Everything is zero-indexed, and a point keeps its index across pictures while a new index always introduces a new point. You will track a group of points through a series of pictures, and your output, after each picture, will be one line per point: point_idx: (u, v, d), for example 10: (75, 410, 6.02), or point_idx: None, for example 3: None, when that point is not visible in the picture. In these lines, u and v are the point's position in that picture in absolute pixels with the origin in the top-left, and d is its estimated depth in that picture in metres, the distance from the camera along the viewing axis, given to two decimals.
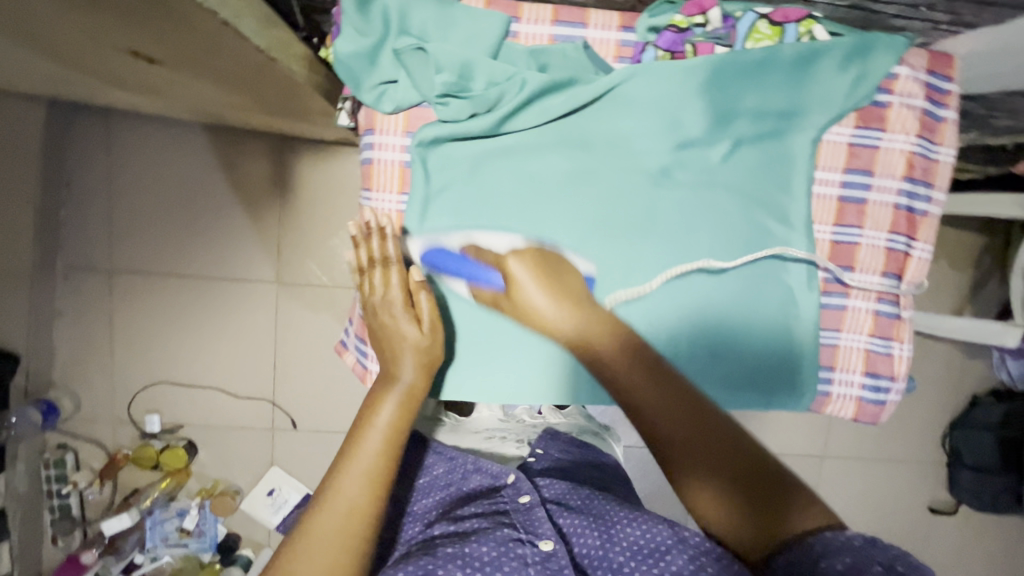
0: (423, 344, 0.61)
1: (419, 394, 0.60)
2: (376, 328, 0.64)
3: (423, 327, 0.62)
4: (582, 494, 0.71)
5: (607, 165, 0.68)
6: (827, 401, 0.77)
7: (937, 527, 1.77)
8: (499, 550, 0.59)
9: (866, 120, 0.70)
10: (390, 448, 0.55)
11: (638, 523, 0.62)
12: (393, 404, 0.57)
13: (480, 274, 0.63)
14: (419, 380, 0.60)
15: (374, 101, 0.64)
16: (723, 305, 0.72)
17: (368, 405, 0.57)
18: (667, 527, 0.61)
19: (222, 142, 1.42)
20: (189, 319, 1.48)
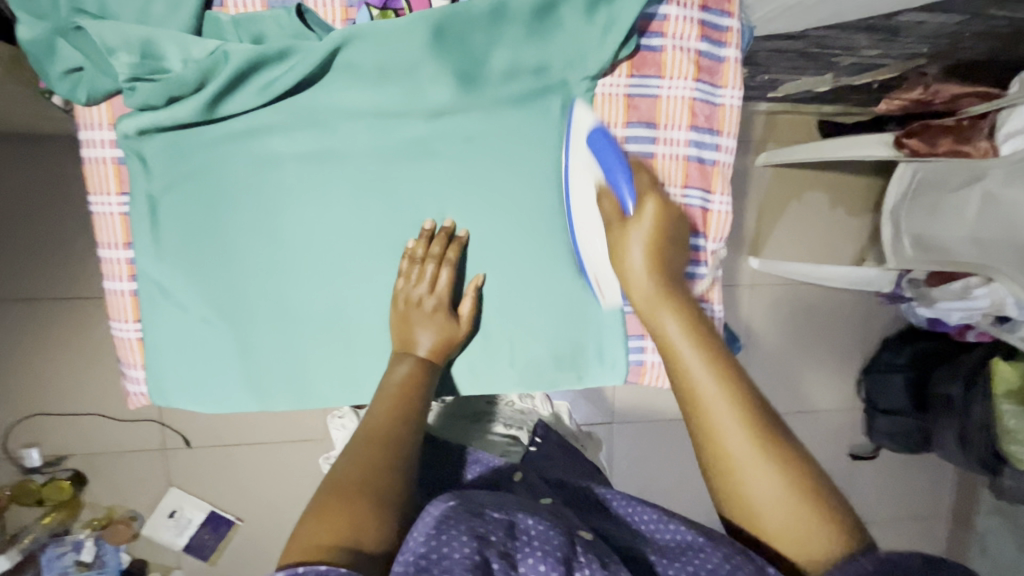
0: (452, 330, 0.66)
1: (436, 360, 0.65)
2: (398, 316, 0.65)
3: (439, 320, 0.65)
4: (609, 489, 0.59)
5: (354, 144, 0.62)
6: (643, 370, 0.74)
7: (856, 470, 1.81)
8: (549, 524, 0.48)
9: (639, 68, 0.65)
10: (408, 395, 0.60)
11: (664, 520, 0.52)
12: (410, 361, 0.63)
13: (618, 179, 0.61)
14: (435, 351, 0.65)
15: (68, 91, 0.56)
16: (508, 284, 0.69)
17: (388, 368, 0.64)
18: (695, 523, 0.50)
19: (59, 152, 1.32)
20: (56, 345, 1.39)
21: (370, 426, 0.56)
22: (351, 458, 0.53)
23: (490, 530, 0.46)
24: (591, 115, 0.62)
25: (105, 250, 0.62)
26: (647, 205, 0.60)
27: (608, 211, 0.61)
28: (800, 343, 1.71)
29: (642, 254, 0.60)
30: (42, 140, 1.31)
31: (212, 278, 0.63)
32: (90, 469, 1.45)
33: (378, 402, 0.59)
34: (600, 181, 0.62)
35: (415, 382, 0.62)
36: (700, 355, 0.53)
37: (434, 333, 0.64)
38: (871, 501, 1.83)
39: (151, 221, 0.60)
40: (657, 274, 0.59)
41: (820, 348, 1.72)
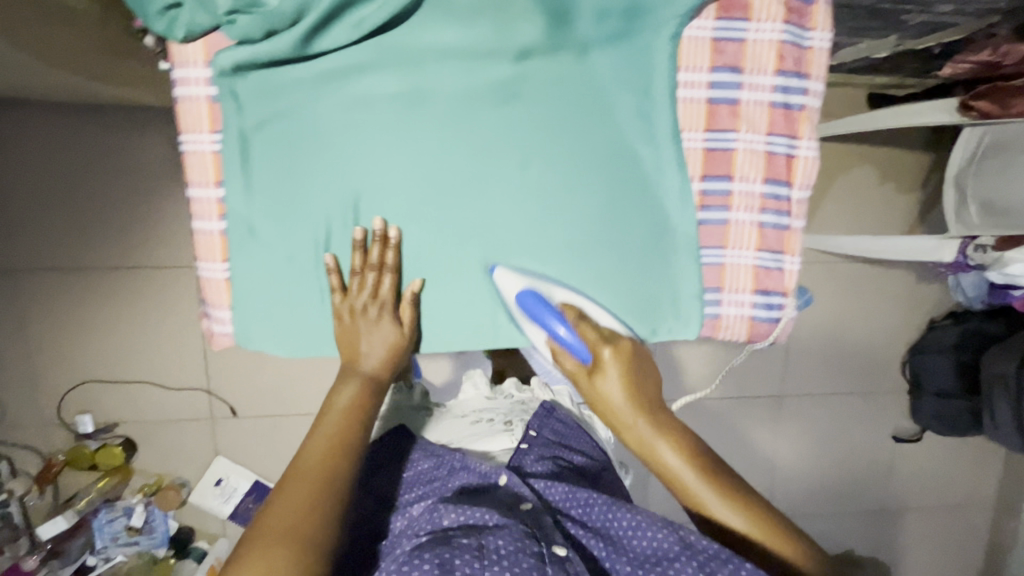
0: (399, 342, 0.68)
1: (377, 378, 0.70)
2: (337, 333, 0.67)
3: (385, 332, 0.67)
4: (581, 501, 0.72)
5: (442, 84, 0.62)
6: (719, 324, 0.73)
7: (900, 454, 1.77)
8: (517, 545, 0.60)
9: (727, 11, 0.64)
10: (351, 421, 0.67)
11: (642, 526, 0.65)
12: (353, 389, 0.69)
13: (552, 326, 0.65)
14: (379, 369, 0.69)
15: (166, 29, 0.57)
16: (587, 232, 0.68)
17: (336, 386, 0.69)
18: (674, 530, 0.63)
19: (115, 122, 1.34)
20: (109, 314, 1.42)
21: (313, 460, 0.62)
22: (289, 500, 0.59)
23: (458, 554, 0.58)
24: (514, 282, 0.66)
25: (196, 188, 0.62)
26: (602, 354, 0.66)
27: (570, 368, 0.67)
28: (843, 323, 1.68)
29: (616, 389, 0.66)
30: (99, 110, 1.33)
31: (298, 221, 0.63)
32: (141, 437, 1.48)
33: (317, 433, 0.65)
34: (549, 340, 0.66)
35: (355, 407, 0.68)
36: (677, 453, 0.65)
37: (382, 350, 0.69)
38: (913, 486, 1.80)
39: (241, 161, 0.61)
40: (635, 409, 0.66)
41: (865, 328, 1.69)
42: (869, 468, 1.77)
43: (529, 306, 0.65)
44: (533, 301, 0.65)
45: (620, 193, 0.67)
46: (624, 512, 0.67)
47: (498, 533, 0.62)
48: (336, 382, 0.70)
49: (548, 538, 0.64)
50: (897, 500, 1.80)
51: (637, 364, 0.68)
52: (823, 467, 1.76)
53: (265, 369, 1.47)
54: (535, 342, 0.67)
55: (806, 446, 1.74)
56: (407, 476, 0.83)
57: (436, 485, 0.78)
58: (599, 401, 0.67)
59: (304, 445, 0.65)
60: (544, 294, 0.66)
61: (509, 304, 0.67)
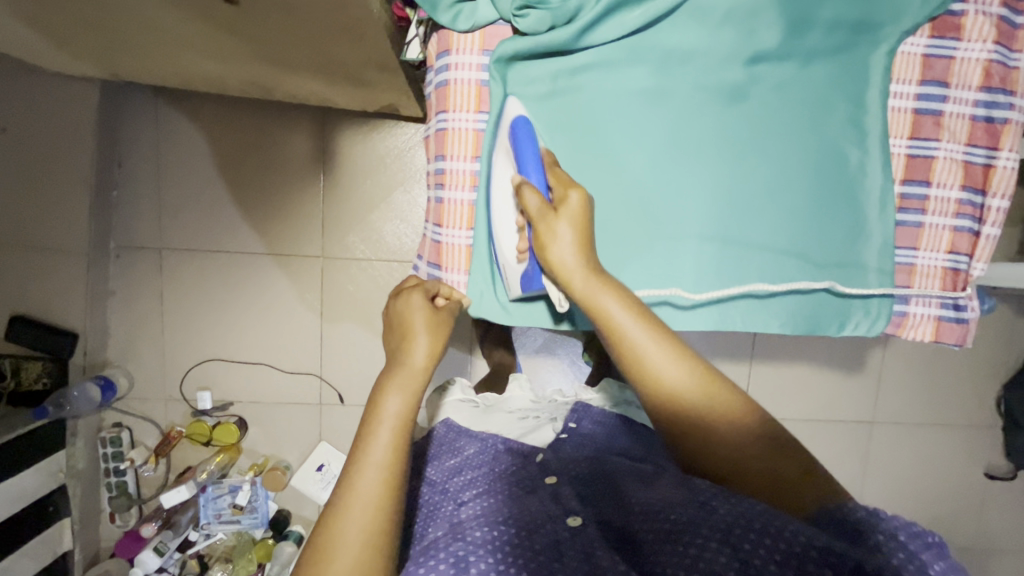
0: (432, 328, 0.63)
1: (424, 377, 0.60)
2: (393, 325, 0.65)
3: (432, 319, 0.64)
4: (605, 476, 0.71)
5: (680, 82, 0.68)
6: (904, 322, 0.77)
7: (991, 491, 1.74)
8: (529, 530, 0.60)
9: (941, 30, 0.69)
10: (402, 439, 0.56)
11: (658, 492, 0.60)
12: (403, 392, 0.58)
13: (529, 171, 0.63)
14: (423, 366, 0.61)
15: (451, 20, 0.65)
16: (794, 225, 0.73)
17: (381, 394, 0.58)
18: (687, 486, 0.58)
19: (263, 117, 1.45)
20: (236, 297, 1.50)
21: (369, 486, 0.53)
22: (350, 526, 0.51)
23: (471, 545, 0.57)
24: (518, 108, 0.66)
25: (456, 161, 0.70)
26: (567, 195, 0.60)
27: (532, 206, 0.60)
28: (936, 353, 1.68)
29: (568, 240, 0.58)
30: (253, 105, 1.44)
31: None
32: (253, 417, 1.54)
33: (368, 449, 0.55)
34: (513, 176, 0.64)
35: (407, 418, 0.58)
36: (633, 321, 0.57)
37: (428, 344, 0.62)
38: (1005, 527, 1.76)
39: (500, 140, 0.68)
40: (584, 248, 0.59)
41: (958, 360, 1.69)
42: (959, 503, 1.74)
43: (519, 133, 0.64)
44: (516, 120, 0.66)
45: (822, 192, 0.73)
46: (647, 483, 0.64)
47: (508, 522, 0.62)
48: (381, 384, 0.60)
49: (566, 509, 0.64)
50: (987, 538, 1.76)
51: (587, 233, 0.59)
52: (909, 497, 1.73)
53: (373, 358, 1.53)
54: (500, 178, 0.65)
55: (893, 475, 1.72)
56: (453, 463, 0.82)
57: (481, 473, 0.79)
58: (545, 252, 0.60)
59: (350, 465, 0.55)
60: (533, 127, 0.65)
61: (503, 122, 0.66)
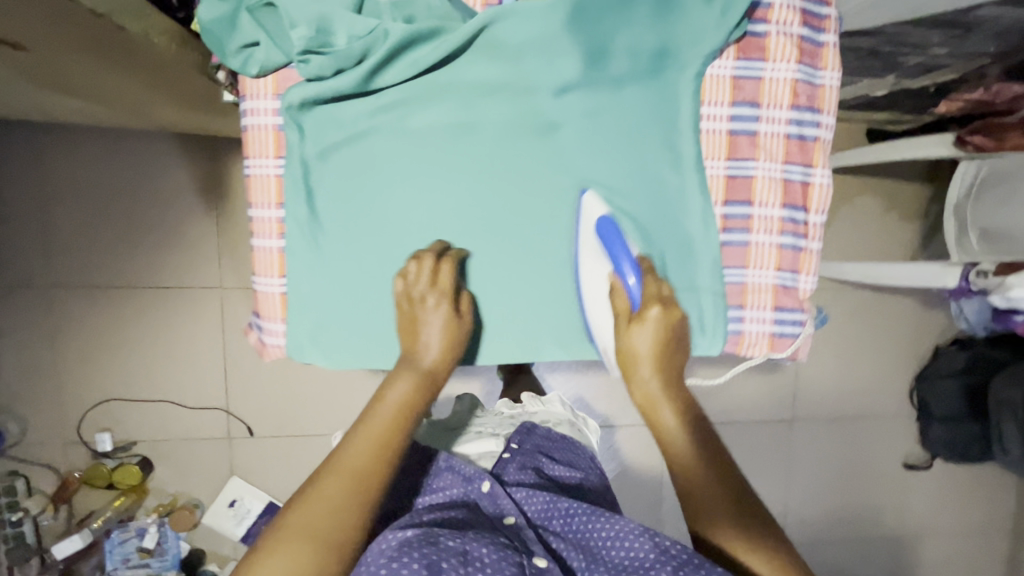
0: (450, 326, 0.67)
1: (434, 378, 0.66)
2: (403, 318, 0.67)
3: (448, 321, 0.66)
4: (562, 512, 0.67)
5: (487, 116, 0.67)
6: (741, 340, 0.77)
7: (911, 481, 1.78)
8: (500, 554, 0.56)
9: (746, 52, 0.70)
10: (398, 422, 0.61)
11: (621, 537, 0.60)
12: (407, 381, 0.63)
13: (625, 275, 0.68)
14: (436, 368, 0.66)
15: (241, 66, 0.63)
16: (623, 251, 0.73)
17: (386, 381, 0.64)
18: (650, 537, 0.59)
19: (149, 147, 1.40)
20: (133, 333, 1.45)
21: (359, 457, 0.58)
22: (329, 494, 0.55)
23: (443, 557, 0.53)
24: (600, 206, 0.70)
25: (260, 209, 0.67)
26: (651, 309, 0.68)
27: (619, 308, 0.69)
28: (849, 350, 1.72)
29: (648, 343, 0.68)
30: (139, 135, 1.39)
31: (351, 239, 0.68)
32: (158, 456, 1.48)
33: (369, 424, 0.60)
34: (610, 275, 0.69)
35: (409, 404, 0.63)
36: (681, 426, 0.65)
37: (438, 344, 0.66)
38: (927, 514, 1.79)
39: (304, 184, 0.66)
40: (655, 365, 0.68)
41: (870, 355, 1.72)
42: (881, 494, 1.77)
43: (608, 235, 0.68)
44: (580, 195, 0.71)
45: (642, 216, 0.73)
46: (603, 521, 0.63)
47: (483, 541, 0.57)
48: (392, 372, 0.65)
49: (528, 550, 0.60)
50: (912, 526, 1.79)
51: (671, 349, 0.69)
52: (835, 492, 1.76)
53: (282, 387, 1.50)
54: (592, 274, 0.70)
55: (817, 471, 1.74)
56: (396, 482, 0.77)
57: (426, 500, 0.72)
58: (625, 355, 0.68)
59: (360, 429, 0.60)
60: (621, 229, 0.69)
61: (584, 226, 0.70)
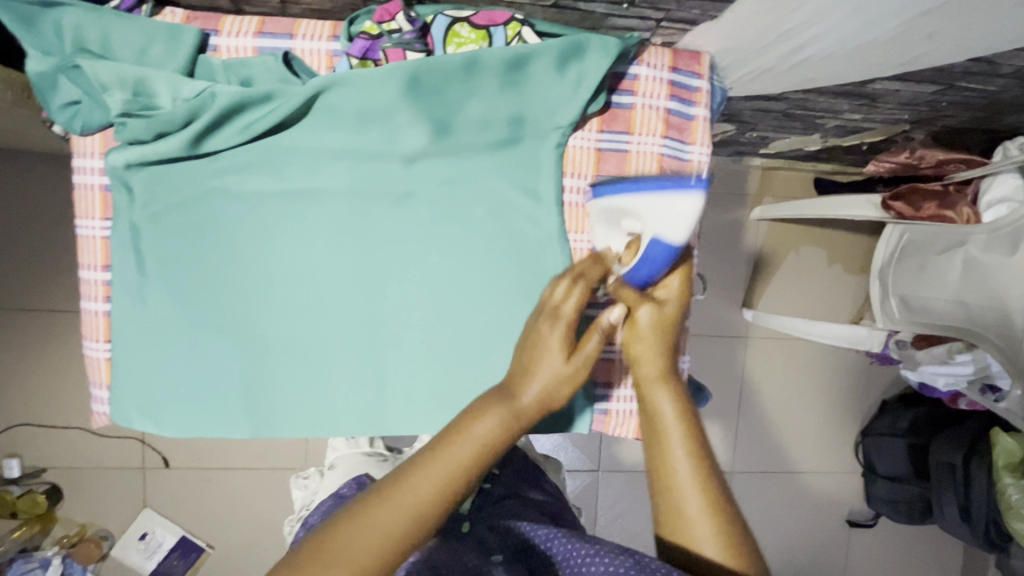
0: (564, 373, 0.55)
1: (524, 422, 0.54)
2: (528, 335, 0.58)
3: (563, 366, 0.55)
4: (544, 535, 0.61)
5: (332, 182, 0.65)
6: (607, 419, 0.73)
7: (854, 538, 1.73)
8: None
9: (610, 123, 0.67)
10: (475, 464, 0.51)
11: (600, 554, 0.54)
12: (495, 419, 0.53)
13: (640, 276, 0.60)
14: (532, 412, 0.55)
15: (66, 122, 0.61)
16: (477, 326, 0.69)
17: (473, 411, 0.54)
18: (629, 556, 0.52)
19: (60, 171, 1.33)
20: (45, 359, 1.39)
21: (421, 489, 0.48)
22: (381, 524, 0.46)
23: None
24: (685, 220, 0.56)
25: (86, 270, 0.65)
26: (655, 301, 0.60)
27: (626, 297, 0.60)
28: (793, 401, 1.68)
29: (649, 333, 0.60)
30: (45, 159, 1.32)
31: (179, 304, 0.64)
32: (69, 484, 1.44)
33: (435, 466, 0.50)
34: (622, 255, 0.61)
35: (491, 445, 0.52)
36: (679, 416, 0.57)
37: (546, 380, 0.55)
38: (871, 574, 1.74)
39: (132, 245, 0.63)
40: (659, 349, 0.60)
41: (815, 406, 1.69)
42: (825, 551, 1.71)
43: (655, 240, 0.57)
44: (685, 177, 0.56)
45: (502, 289, 0.69)
46: (582, 542, 0.57)
47: None
48: (477, 404, 0.55)
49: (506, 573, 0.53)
50: None
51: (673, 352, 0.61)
52: (776, 548, 1.70)
53: None
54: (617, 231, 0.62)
55: (758, 524, 1.69)
56: None
57: None
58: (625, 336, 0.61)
59: (423, 459, 0.50)
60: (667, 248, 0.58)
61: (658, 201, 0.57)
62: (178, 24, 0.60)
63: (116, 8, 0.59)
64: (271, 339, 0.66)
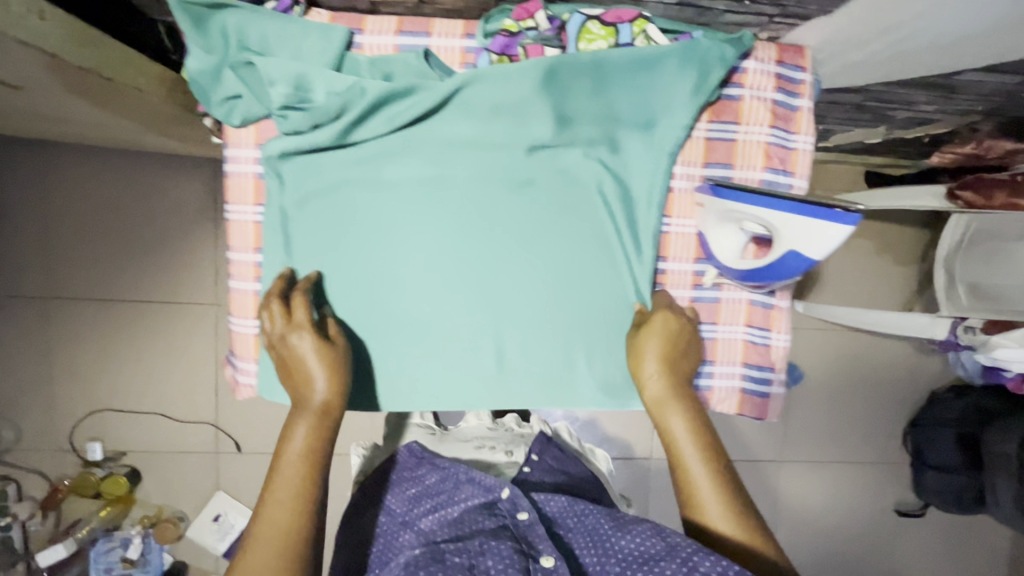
0: (330, 360, 0.64)
1: (332, 410, 0.63)
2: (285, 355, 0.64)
3: (321, 355, 0.63)
4: (577, 511, 0.71)
5: (461, 170, 0.69)
6: (710, 395, 0.77)
7: (902, 528, 1.75)
8: (504, 562, 0.61)
9: (719, 114, 0.71)
10: (308, 473, 0.60)
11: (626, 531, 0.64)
12: (306, 427, 0.61)
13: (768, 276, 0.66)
14: (328, 405, 0.63)
15: (224, 115, 0.66)
16: (590, 305, 0.73)
17: (285, 431, 0.62)
18: (662, 537, 0.61)
19: (143, 167, 1.39)
20: (126, 347, 1.46)
21: (282, 511, 0.57)
22: (264, 542, 0.55)
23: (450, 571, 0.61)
24: (818, 244, 0.60)
25: (237, 253, 0.71)
26: (657, 318, 0.70)
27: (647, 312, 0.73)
28: (841, 391, 1.70)
29: (654, 356, 0.68)
30: (131, 156, 1.37)
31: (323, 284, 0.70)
32: (147, 467, 1.50)
33: (278, 491, 0.58)
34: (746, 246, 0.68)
35: (310, 451, 0.61)
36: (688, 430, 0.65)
37: (325, 374, 0.63)
38: (919, 563, 1.76)
39: (281, 229, 0.68)
40: (666, 367, 0.68)
41: (862, 397, 1.71)
42: (872, 540, 1.74)
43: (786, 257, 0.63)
44: (832, 209, 0.57)
45: (615, 271, 0.73)
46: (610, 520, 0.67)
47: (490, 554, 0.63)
48: (288, 421, 0.62)
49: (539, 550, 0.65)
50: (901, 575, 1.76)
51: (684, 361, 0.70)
52: (824, 536, 1.72)
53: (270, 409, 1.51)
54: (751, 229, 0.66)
55: (807, 512, 1.72)
56: (414, 491, 0.81)
57: (441, 501, 0.77)
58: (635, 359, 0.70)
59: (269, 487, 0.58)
60: (794, 263, 0.63)
61: (794, 224, 0.61)
62: (327, 23, 0.65)
63: (274, 9, 0.64)
64: (404, 317, 0.71)
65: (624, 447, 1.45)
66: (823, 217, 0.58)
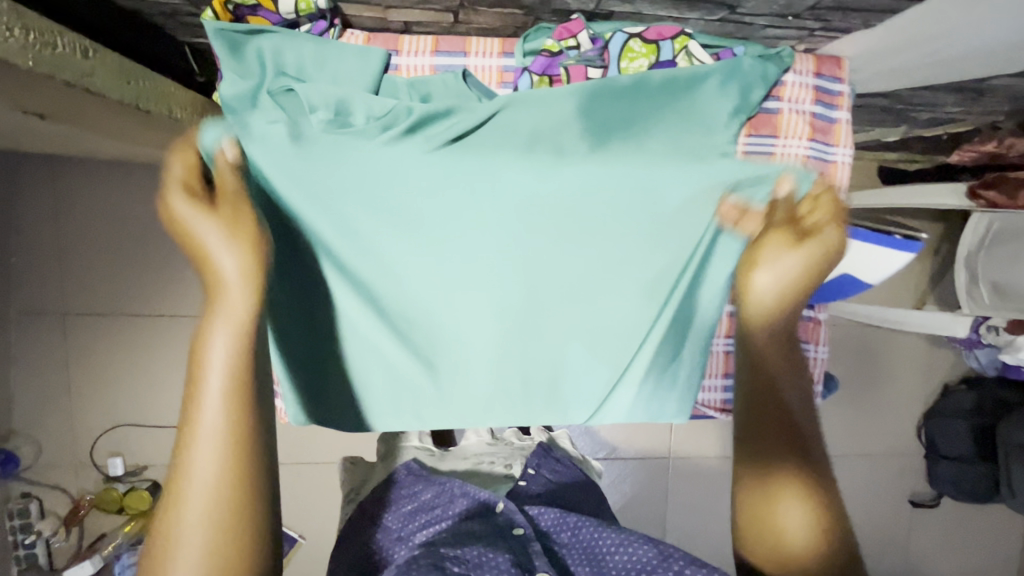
0: (230, 230, 0.54)
1: (253, 315, 0.52)
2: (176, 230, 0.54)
3: (218, 217, 0.54)
4: (571, 525, 0.71)
5: None
6: None
7: (916, 518, 1.77)
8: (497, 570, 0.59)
9: (758, 128, 0.71)
10: (231, 401, 0.49)
11: (623, 543, 0.64)
12: (222, 333, 0.50)
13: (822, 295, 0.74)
14: (246, 298, 0.52)
15: None
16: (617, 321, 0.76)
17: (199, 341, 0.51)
18: (653, 546, 0.62)
19: (156, 179, 1.38)
20: (145, 361, 1.45)
21: (206, 459, 0.47)
22: (190, 514, 0.46)
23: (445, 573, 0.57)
24: (880, 267, 0.68)
25: None
26: (811, 240, 0.61)
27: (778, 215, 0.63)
28: (855, 385, 1.72)
29: (771, 288, 0.62)
30: (147, 169, 1.36)
31: (353, 302, 0.71)
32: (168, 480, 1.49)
33: (198, 439, 0.48)
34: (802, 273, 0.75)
35: (234, 365, 0.50)
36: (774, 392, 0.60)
37: (239, 260, 0.53)
38: (933, 552, 1.78)
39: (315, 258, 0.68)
40: (784, 303, 0.62)
41: (876, 390, 1.73)
42: (887, 530, 1.76)
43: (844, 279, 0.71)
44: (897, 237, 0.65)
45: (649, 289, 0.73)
46: (607, 531, 0.67)
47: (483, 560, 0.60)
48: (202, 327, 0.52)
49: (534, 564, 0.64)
50: (916, 564, 1.78)
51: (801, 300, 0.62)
52: None
53: None
54: None
55: None
56: (409, 507, 0.80)
57: (436, 516, 0.76)
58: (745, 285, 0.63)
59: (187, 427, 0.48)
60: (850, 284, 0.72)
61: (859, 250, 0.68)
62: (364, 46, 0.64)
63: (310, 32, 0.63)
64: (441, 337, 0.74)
65: (644, 448, 1.46)
66: (886, 244, 0.67)
